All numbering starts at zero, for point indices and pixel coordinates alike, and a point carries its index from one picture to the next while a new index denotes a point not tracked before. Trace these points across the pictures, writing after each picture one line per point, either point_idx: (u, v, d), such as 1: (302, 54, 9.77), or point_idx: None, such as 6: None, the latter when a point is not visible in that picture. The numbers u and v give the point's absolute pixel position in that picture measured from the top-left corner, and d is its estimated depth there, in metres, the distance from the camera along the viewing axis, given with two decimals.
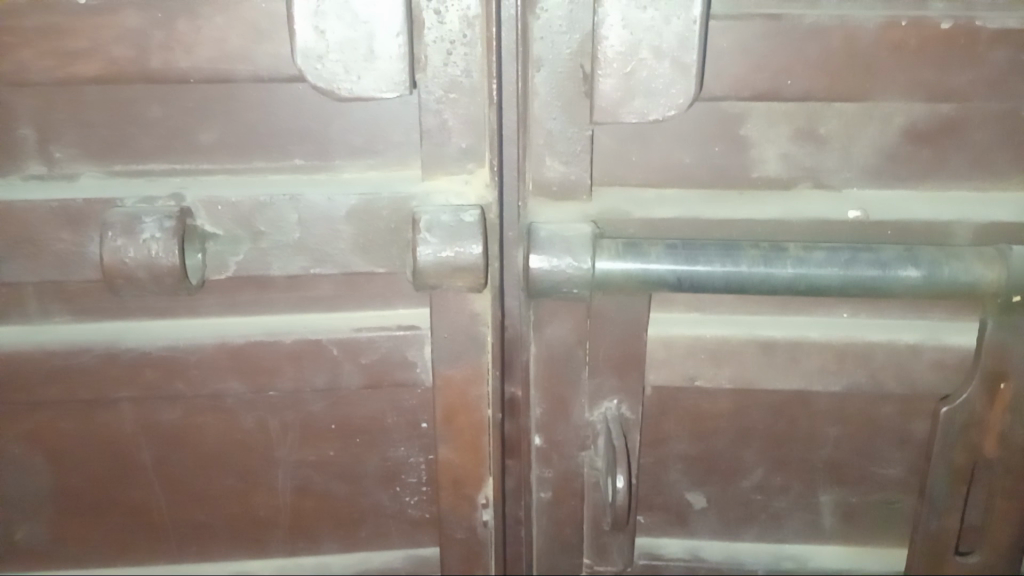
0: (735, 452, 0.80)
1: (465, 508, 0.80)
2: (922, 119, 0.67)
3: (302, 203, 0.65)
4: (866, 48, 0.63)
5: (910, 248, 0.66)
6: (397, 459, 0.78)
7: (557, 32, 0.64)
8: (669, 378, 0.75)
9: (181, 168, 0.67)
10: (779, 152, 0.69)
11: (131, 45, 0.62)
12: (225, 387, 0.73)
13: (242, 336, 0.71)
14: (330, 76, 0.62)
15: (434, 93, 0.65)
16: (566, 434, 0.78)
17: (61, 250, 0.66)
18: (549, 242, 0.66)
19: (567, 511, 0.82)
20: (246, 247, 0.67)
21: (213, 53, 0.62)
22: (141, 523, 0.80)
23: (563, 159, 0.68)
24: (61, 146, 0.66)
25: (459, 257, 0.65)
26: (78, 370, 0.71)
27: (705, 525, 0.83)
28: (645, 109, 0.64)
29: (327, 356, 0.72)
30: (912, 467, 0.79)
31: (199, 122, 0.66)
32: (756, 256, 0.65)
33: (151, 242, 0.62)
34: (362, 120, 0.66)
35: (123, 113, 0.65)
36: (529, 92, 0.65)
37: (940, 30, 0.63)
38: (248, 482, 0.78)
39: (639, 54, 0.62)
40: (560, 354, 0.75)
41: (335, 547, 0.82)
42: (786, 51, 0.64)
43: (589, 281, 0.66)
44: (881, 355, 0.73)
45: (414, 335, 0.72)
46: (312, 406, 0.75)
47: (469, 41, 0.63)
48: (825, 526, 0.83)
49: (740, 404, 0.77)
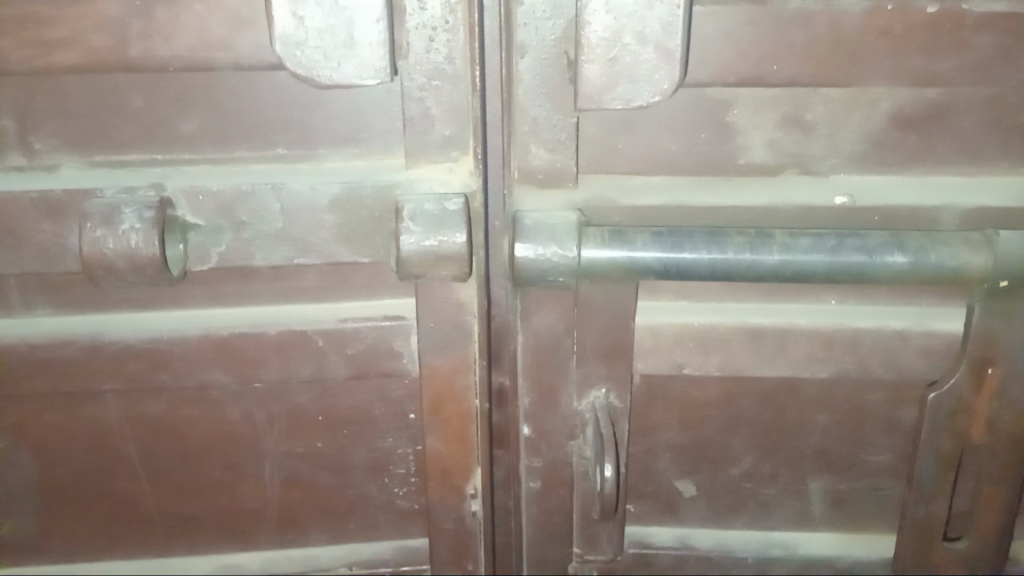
0: (724, 440, 0.79)
1: (453, 498, 0.79)
2: (909, 105, 0.67)
3: (284, 193, 0.65)
4: (852, 33, 0.63)
5: (896, 233, 0.65)
6: (385, 450, 0.78)
7: (541, 18, 0.63)
8: (658, 367, 0.75)
9: (162, 158, 0.66)
10: (766, 139, 0.68)
11: (111, 34, 0.61)
12: (210, 379, 0.72)
13: (227, 327, 0.71)
14: (310, 64, 0.61)
15: (416, 80, 0.64)
16: (555, 423, 0.78)
17: (42, 242, 0.65)
18: (534, 230, 0.66)
19: (556, 500, 0.82)
20: (229, 237, 0.66)
21: (193, 41, 0.61)
22: (129, 516, 0.79)
23: (548, 146, 0.67)
24: (42, 137, 0.65)
25: (443, 246, 0.64)
26: (61, 363, 0.70)
27: (694, 513, 0.84)
28: (629, 95, 0.64)
29: (313, 347, 0.72)
30: (901, 453, 0.79)
31: (180, 112, 0.65)
32: (742, 243, 0.65)
33: (131, 233, 0.62)
34: (345, 108, 0.66)
35: (103, 103, 0.65)
36: (513, 79, 0.65)
37: (927, 14, 0.62)
38: (235, 474, 0.78)
39: (622, 40, 0.62)
40: (548, 343, 0.75)
41: (324, 539, 0.82)
42: (772, 36, 0.63)
43: (575, 270, 0.66)
44: (868, 342, 0.73)
45: (400, 325, 0.72)
46: (298, 398, 0.75)
47: (451, 27, 0.62)
48: (815, 513, 0.83)
49: (728, 392, 0.77)
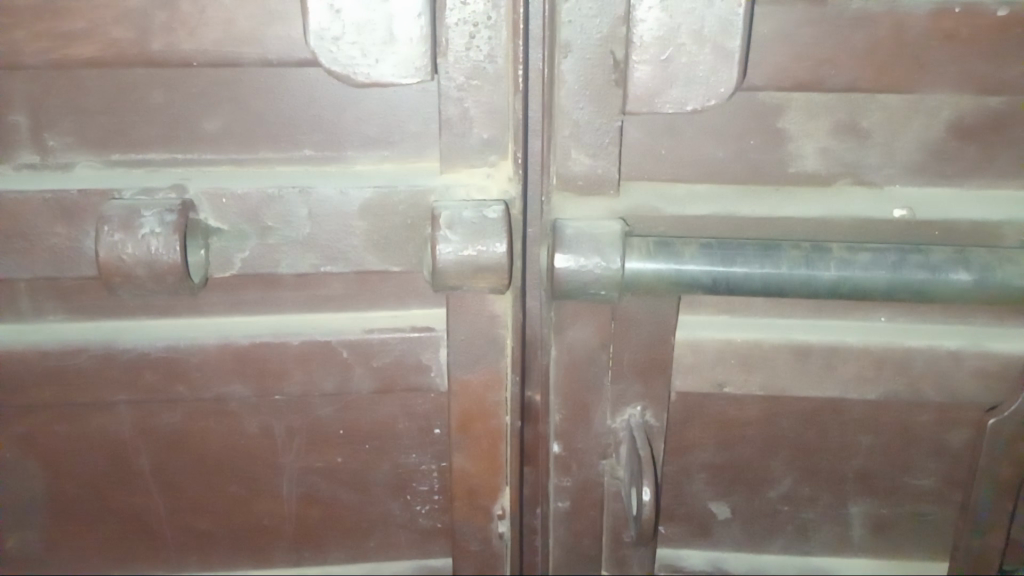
0: (763, 462, 0.76)
1: (479, 518, 0.76)
2: (971, 113, 0.63)
3: (313, 197, 0.61)
4: (915, 37, 0.59)
5: (960, 250, 0.61)
6: (408, 467, 0.75)
7: (587, 16, 0.59)
8: (697, 384, 0.72)
9: (183, 158, 0.63)
10: (819, 147, 0.65)
11: (133, 26, 0.57)
12: (229, 391, 0.69)
13: (247, 337, 0.67)
14: (346, 60, 0.58)
15: (455, 80, 0.60)
16: (587, 442, 0.75)
17: (55, 245, 0.61)
18: (576, 240, 0.62)
19: (586, 522, 0.78)
20: (253, 243, 0.62)
21: (219, 35, 0.58)
22: (139, 531, 0.76)
23: (590, 151, 0.64)
24: (56, 134, 0.62)
25: (482, 256, 0.60)
26: (72, 372, 0.67)
27: (728, 536, 0.80)
28: (683, 98, 0.60)
29: (337, 358, 0.68)
30: (948, 478, 0.75)
31: (203, 110, 0.62)
32: (796, 257, 0.61)
33: (151, 238, 0.58)
34: (377, 108, 0.62)
35: (122, 100, 0.61)
36: (556, 80, 0.61)
37: (996, 18, 0.59)
38: (251, 489, 0.75)
39: (677, 39, 0.58)
40: (583, 358, 0.71)
41: (342, 557, 0.79)
42: (831, 39, 0.60)
43: (618, 282, 0.62)
44: (921, 362, 0.69)
45: (429, 337, 0.68)
46: (319, 411, 0.71)
47: (494, 24, 0.59)
48: (854, 538, 0.79)
49: (770, 411, 0.73)
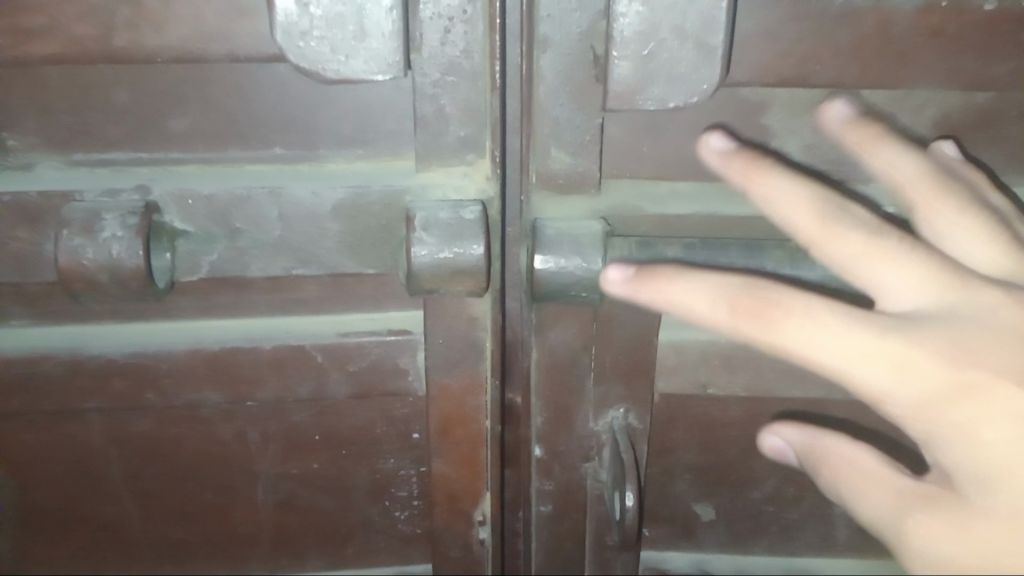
0: (747, 463, 0.75)
1: (461, 525, 0.74)
2: (958, 110, 0.62)
3: (285, 198, 0.60)
4: (901, 32, 0.58)
5: None
6: (387, 472, 0.73)
7: (566, 10, 0.57)
8: (680, 385, 0.70)
9: (148, 158, 0.61)
10: (803, 144, 0.64)
11: (93, 21, 0.55)
12: (200, 397, 0.67)
13: (219, 342, 0.65)
14: (316, 56, 0.56)
15: (430, 76, 0.59)
16: (570, 445, 0.73)
17: (15, 250, 0.59)
18: (556, 241, 0.61)
19: (569, 526, 0.77)
20: (222, 246, 0.61)
21: (185, 31, 0.56)
22: (110, 541, 0.74)
23: (570, 150, 0.62)
24: (17, 134, 0.59)
25: (459, 258, 0.59)
26: (37, 380, 0.65)
27: (712, 538, 0.79)
28: (665, 95, 0.58)
29: (312, 363, 0.66)
30: None
31: (170, 108, 0.59)
32: (780, 257, 0.61)
33: (113, 242, 0.56)
34: (351, 105, 0.60)
35: (85, 98, 0.59)
36: (534, 76, 0.59)
37: (983, 13, 0.57)
38: (225, 497, 0.73)
39: (659, 34, 0.56)
40: (565, 360, 0.69)
41: (320, 564, 0.77)
42: (815, 35, 0.58)
43: (600, 284, 0.61)
44: None
45: (407, 340, 0.66)
46: (295, 417, 0.69)
47: (469, 18, 0.57)
48: (839, 538, 0.78)
49: (753, 413, 0.72)
